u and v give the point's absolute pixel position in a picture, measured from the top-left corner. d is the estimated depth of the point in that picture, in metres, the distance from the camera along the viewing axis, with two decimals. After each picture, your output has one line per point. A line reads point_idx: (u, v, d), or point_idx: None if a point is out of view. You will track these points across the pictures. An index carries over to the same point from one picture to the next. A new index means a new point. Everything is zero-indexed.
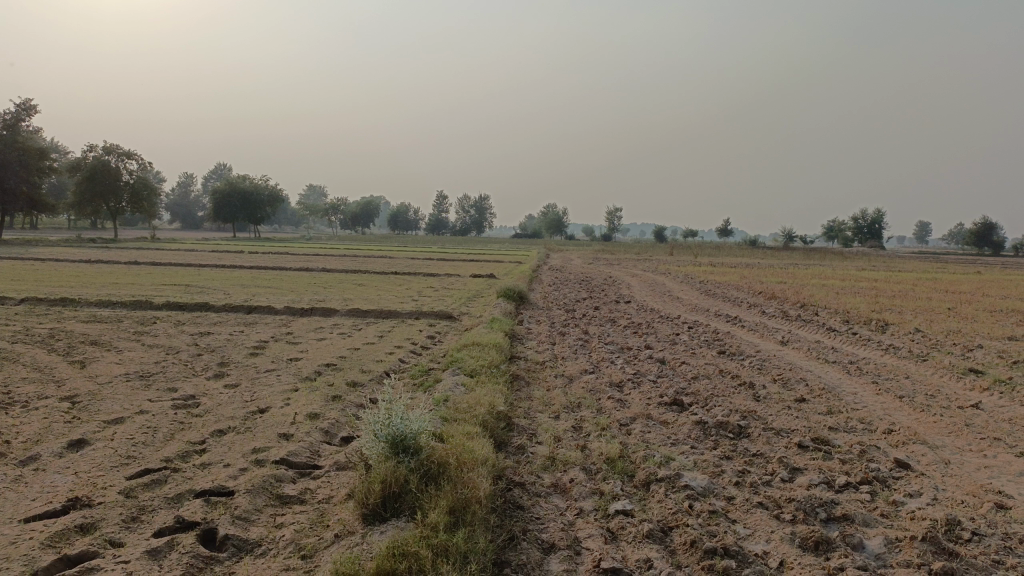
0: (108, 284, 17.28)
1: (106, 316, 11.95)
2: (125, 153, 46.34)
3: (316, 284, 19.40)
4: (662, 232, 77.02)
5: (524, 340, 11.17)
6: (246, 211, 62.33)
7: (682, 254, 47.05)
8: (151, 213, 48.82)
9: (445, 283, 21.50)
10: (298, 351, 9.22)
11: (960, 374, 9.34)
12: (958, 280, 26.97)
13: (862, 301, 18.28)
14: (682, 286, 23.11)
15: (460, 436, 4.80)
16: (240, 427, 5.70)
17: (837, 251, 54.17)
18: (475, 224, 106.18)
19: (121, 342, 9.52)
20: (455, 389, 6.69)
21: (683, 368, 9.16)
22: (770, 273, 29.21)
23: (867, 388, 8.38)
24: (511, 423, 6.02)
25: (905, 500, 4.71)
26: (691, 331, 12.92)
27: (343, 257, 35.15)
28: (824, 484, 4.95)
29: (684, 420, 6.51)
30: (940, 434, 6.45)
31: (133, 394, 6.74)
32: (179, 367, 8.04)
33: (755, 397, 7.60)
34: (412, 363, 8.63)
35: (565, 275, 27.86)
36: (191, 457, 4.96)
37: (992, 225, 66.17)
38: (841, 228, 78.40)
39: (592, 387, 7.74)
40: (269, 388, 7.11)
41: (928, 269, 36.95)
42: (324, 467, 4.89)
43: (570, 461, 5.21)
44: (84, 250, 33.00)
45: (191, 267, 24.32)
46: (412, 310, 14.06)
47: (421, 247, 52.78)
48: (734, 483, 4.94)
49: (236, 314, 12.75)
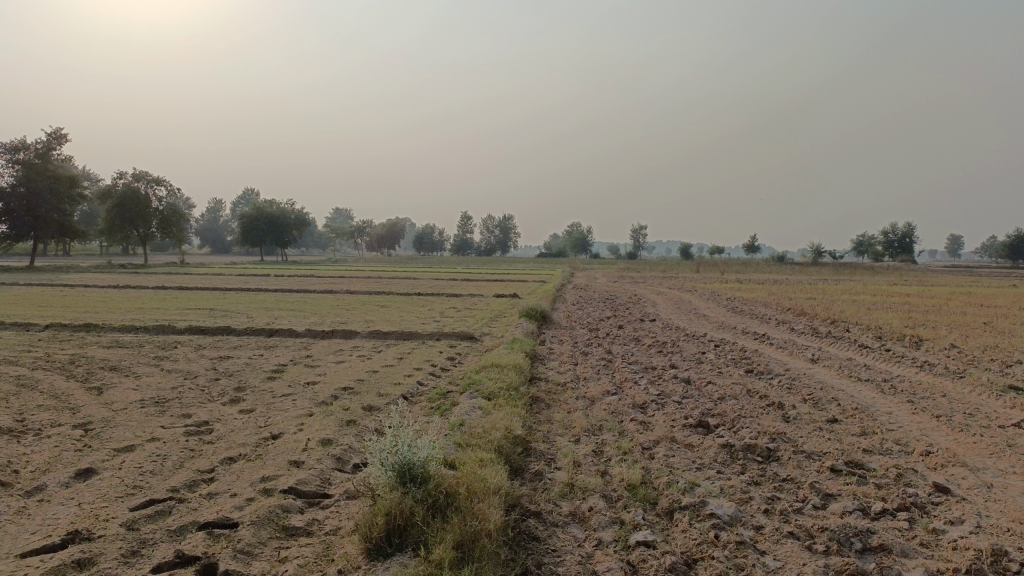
0: (133, 309, 17.36)
1: (128, 341, 11.96)
2: (153, 180, 46.94)
3: (339, 306, 19.38)
4: (688, 248, 76.37)
5: (546, 360, 10.97)
6: (273, 235, 62.86)
7: (709, 272, 46.53)
8: (179, 238, 49.41)
9: (468, 303, 21.41)
10: (316, 375, 9.10)
11: (1000, 391, 8.96)
12: (995, 294, 26.26)
13: (895, 316, 17.81)
14: (709, 304, 22.74)
15: (472, 463, 4.61)
16: (251, 454, 5.57)
17: (870, 266, 53.24)
18: (501, 244, 106.56)
19: (140, 367, 9.48)
20: (472, 412, 6.51)
21: (709, 388, 8.89)
22: (798, 289, 28.68)
23: (902, 408, 8.04)
24: (529, 448, 5.82)
25: (946, 528, 4.42)
26: (717, 350, 12.63)
27: (368, 278, 35.23)
28: (859, 511, 4.67)
29: (710, 443, 6.26)
30: (982, 455, 6.13)
31: (146, 421, 6.65)
32: (196, 392, 7.94)
33: (784, 418, 7.32)
34: (430, 386, 8.47)
35: (590, 293, 27.62)
36: (198, 486, 4.83)
37: None
38: (871, 242, 77.17)
39: (614, 409, 7.50)
40: (283, 412, 6.98)
41: (964, 282, 36.12)
42: (333, 496, 4.72)
43: (589, 488, 4.99)
44: (113, 275, 33.40)
45: (217, 291, 24.46)
46: (434, 331, 13.91)
47: (446, 268, 52.93)
48: (762, 511, 4.68)
49: (256, 338, 12.69)
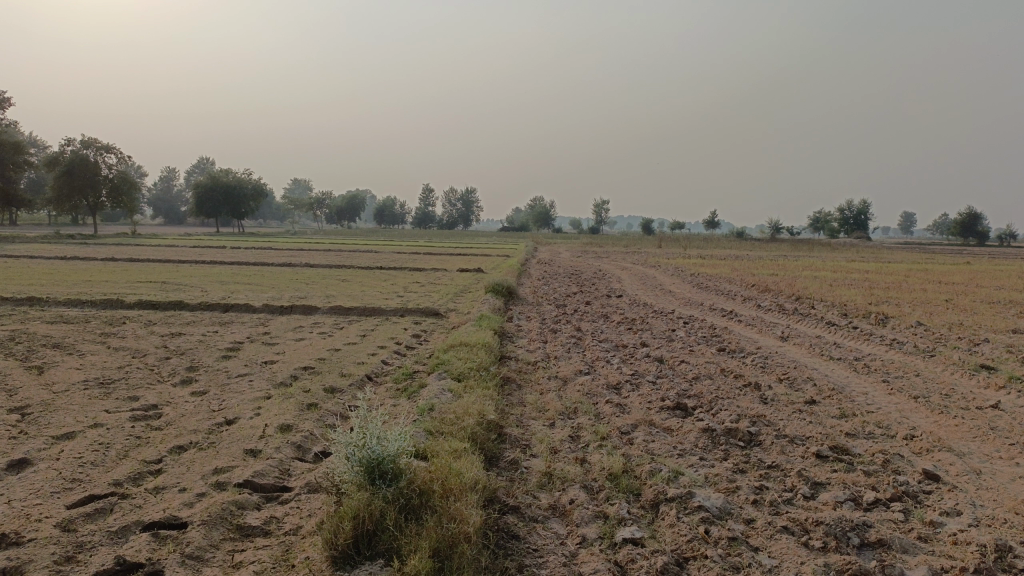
0: (79, 282, 16.54)
1: (73, 316, 11.32)
2: (103, 147, 45.27)
3: (298, 280, 18.76)
4: (650, 223, 76.47)
5: (514, 338, 10.67)
6: (229, 206, 61.31)
7: (671, 247, 46.43)
8: (131, 208, 47.80)
9: (431, 277, 21.01)
10: (274, 353, 8.65)
11: (972, 370, 8.90)
12: (952, 271, 26.59)
13: (858, 293, 17.87)
14: (673, 279, 22.64)
15: (445, 454, 4.29)
16: (203, 442, 5.15)
17: (827, 243, 53.61)
18: (463, 217, 105.79)
19: (85, 345, 8.90)
20: (441, 395, 6.16)
21: (683, 368, 8.67)
22: (761, 265, 28.75)
23: (877, 388, 7.92)
24: (502, 433, 5.50)
25: (943, 520, 4.23)
26: (687, 327, 12.44)
27: (326, 251, 34.47)
28: (851, 501, 4.47)
29: (689, 426, 6.02)
30: (964, 438, 6.00)
31: (89, 405, 6.15)
32: (144, 373, 7.45)
33: (761, 400, 7.12)
34: (396, 366, 8.10)
35: (554, 268, 27.42)
36: (145, 480, 4.42)
37: (977, 215, 66.16)
38: (828, 219, 78.22)
39: (588, 390, 7.22)
40: (239, 395, 6.55)
41: (915, 259, 36.95)
42: (293, 489, 4.35)
43: (568, 478, 4.70)
44: (62, 246, 32.19)
45: (170, 263, 23.61)
46: (397, 307, 13.50)
47: (407, 241, 52.15)
48: (751, 502, 4.43)
49: (211, 314, 12.13)
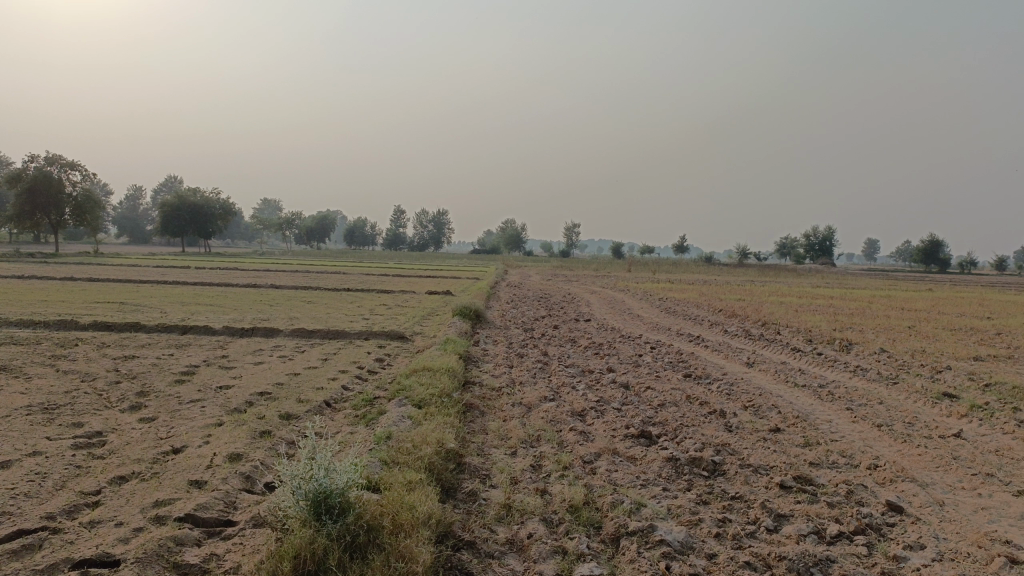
0: (34, 302, 16.06)
1: (23, 337, 10.93)
2: (67, 164, 44.46)
3: (262, 302, 18.42)
4: (619, 247, 76.90)
5: (480, 362, 10.51)
6: (196, 225, 60.48)
7: (641, 272, 46.66)
8: (94, 226, 46.85)
9: (399, 300, 20.78)
10: (231, 377, 8.40)
11: (935, 398, 8.93)
12: (915, 298, 26.97)
13: (824, 319, 18.01)
14: (642, 304, 22.67)
15: (399, 486, 4.12)
16: (147, 472, 4.92)
17: (795, 269, 54.23)
18: (434, 239, 105.62)
19: (32, 368, 8.55)
20: (400, 423, 5.99)
21: (649, 394, 8.57)
22: (728, 290, 28.95)
23: (842, 415, 7.89)
24: (462, 463, 5.34)
25: (907, 554, 4.16)
26: (654, 352, 12.37)
27: (293, 272, 34.04)
28: (814, 535, 4.39)
29: (653, 455, 5.91)
30: (928, 468, 5.97)
31: (29, 431, 5.86)
32: (92, 397, 7.16)
33: (726, 428, 7.04)
34: (356, 391, 7.89)
35: (523, 291, 27.35)
36: (81, 512, 4.18)
37: (939, 243, 67.55)
38: (795, 245, 79.38)
39: (552, 417, 7.09)
40: (189, 421, 6.30)
41: (878, 286, 37.54)
42: (237, 524, 4.14)
43: (528, 510, 4.55)
44: (21, 264, 31.40)
45: (132, 284, 23.09)
46: (362, 330, 13.28)
47: (376, 263, 51.85)
48: (714, 536, 4.32)
49: (169, 336, 11.80)
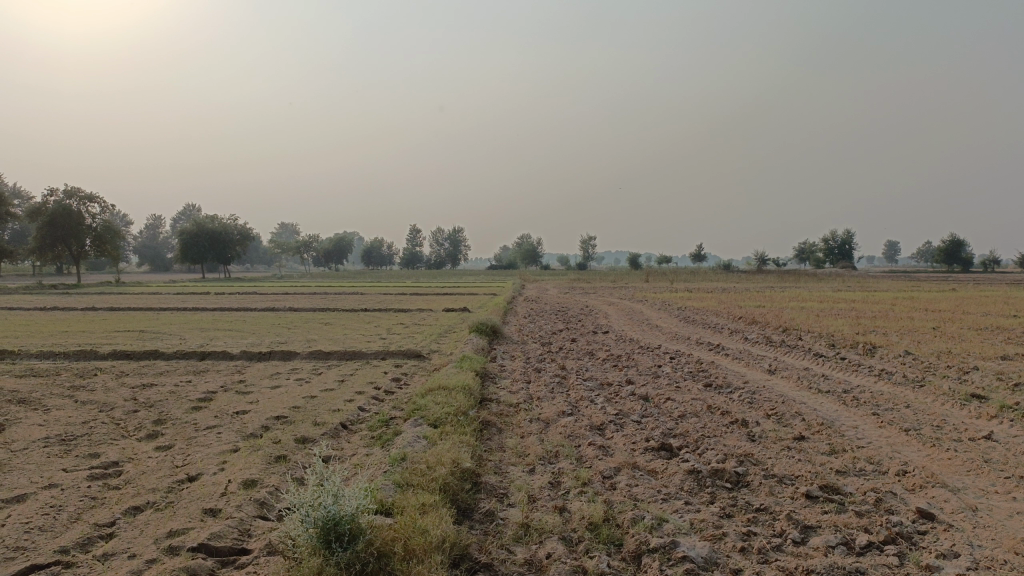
0: (55, 333, 16.18)
1: (44, 369, 10.99)
2: (87, 196, 45.04)
3: (280, 325, 18.47)
4: (637, 258, 76.68)
5: (497, 378, 10.43)
6: (215, 251, 61.01)
7: (658, 282, 46.41)
8: (115, 256, 47.39)
9: (416, 319, 20.77)
10: (247, 402, 8.37)
11: (963, 400, 8.73)
12: (938, 298, 26.58)
13: (845, 323, 17.76)
14: (660, 314, 22.51)
15: (413, 509, 4.05)
16: (162, 501, 4.88)
17: (815, 274, 53.75)
18: (451, 257, 105.91)
19: (51, 399, 8.58)
20: (416, 444, 5.91)
21: (669, 406, 8.44)
22: (748, 297, 28.68)
23: (867, 421, 7.72)
24: (478, 482, 5.25)
25: (940, 563, 4.01)
26: (673, 363, 12.24)
27: (311, 295, 34.18)
28: (843, 546, 4.26)
29: (674, 468, 5.79)
30: (959, 473, 5.80)
31: (46, 463, 5.84)
32: (109, 427, 7.15)
33: (749, 438, 6.90)
34: (372, 412, 7.83)
35: (540, 305, 27.27)
36: (94, 545, 4.14)
37: (961, 242, 66.70)
38: (813, 249, 78.75)
39: (570, 433, 6.98)
40: (205, 448, 6.27)
41: (900, 287, 37.07)
42: (251, 552, 4.09)
43: (546, 529, 4.45)
44: (44, 296, 31.79)
45: (152, 312, 23.24)
46: (379, 350, 13.25)
47: (393, 282, 52.04)
48: (738, 550, 4.20)
49: (187, 362, 11.83)
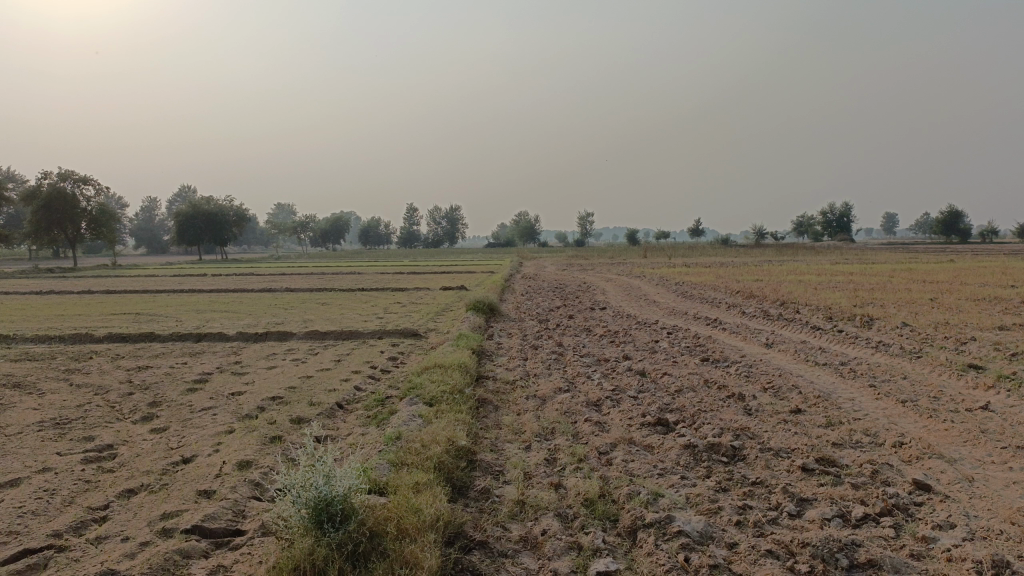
0: (52, 317, 16.13)
1: (40, 352, 10.96)
2: (81, 179, 44.78)
3: (277, 306, 18.43)
4: (634, 233, 76.53)
5: (494, 356, 10.40)
6: (212, 233, 60.82)
7: (657, 257, 46.43)
8: (111, 239, 47.21)
9: (414, 297, 20.74)
10: (243, 383, 8.35)
11: (960, 371, 8.72)
12: (936, 270, 26.52)
13: (843, 296, 17.74)
14: (658, 289, 22.48)
15: (407, 488, 4.03)
16: (156, 484, 4.86)
17: (812, 246, 53.72)
18: (448, 235, 105.68)
19: (46, 383, 8.56)
20: (410, 422, 5.89)
21: (666, 380, 8.43)
22: (745, 271, 28.62)
23: (864, 393, 7.71)
24: (474, 460, 5.24)
25: (936, 534, 4.00)
26: (671, 338, 12.22)
27: (309, 275, 34.11)
28: (839, 518, 4.24)
29: (671, 443, 5.78)
30: (956, 444, 5.79)
31: (40, 447, 5.82)
32: (104, 411, 7.12)
33: (745, 411, 6.88)
34: (368, 392, 7.81)
35: (538, 282, 27.23)
36: (87, 529, 4.12)
37: (959, 213, 66.59)
38: (811, 223, 78.62)
39: (567, 409, 6.96)
40: (201, 430, 6.25)
41: (899, 259, 37.04)
42: (245, 533, 4.07)
43: (542, 506, 4.44)
44: (41, 280, 31.73)
45: (149, 294, 23.17)
46: (376, 329, 13.22)
47: (390, 261, 51.97)
48: (734, 524, 4.18)
49: (183, 344, 11.81)
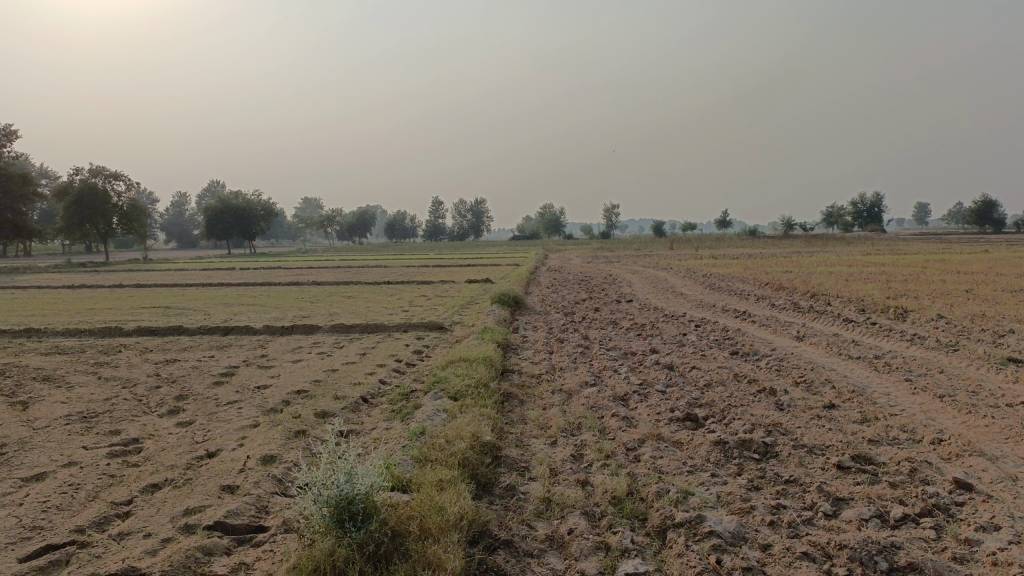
0: (82, 311, 16.29)
1: (70, 346, 11.06)
2: (112, 174, 45.33)
3: (303, 299, 18.48)
4: (661, 226, 75.87)
5: (519, 350, 10.30)
6: (239, 227, 61.35)
7: (684, 249, 46.01)
8: (141, 234, 47.76)
9: (439, 290, 20.71)
10: (268, 377, 8.33)
11: (999, 364, 8.45)
12: (971, 260, 25.91)
13: (875, 287, 17.37)
14: (685, 281, 22.20)
15: (430, 486, 3.95)
16: (180, 479, 4.83)
17: (841, 237, 52.85)
18: (474, 227, 105.71)
19: (75, 377, 8.61)
20: (435, 417, 5.82)
21: (694, 375, 8.27)
22: (774, 263, 28.20)
23: (900, 387, 7.50)
24: (499, 456, 5.15)
25: (980, 537, 3.84)
26: (699, 331, 12.03)
27: (335, 268, 34.26)
28: (877, 518, 4.10)
29: (701, 439, 5.64)
30: (997, 440, 5.59)
31: (67, 440, 5.83)
32: (131, 404, 7.14)
33: (777, 407, 6.72)
34: (393, 386, 7.76)
35: (564, 275, 27.08)
36: (111, 524, 4.10)
37: (994, 202, 65.17)
38: (841, 213, 77.41)
39: (594, 404, 6.85)
40: (225, 424, 6.23)
41: (932, 249, 36.37)
42: (268, 530, 4.02)
43: (568, 504, 4.34)
44: (73, 274, 32.18)
45: (177, 288, 23.35)
46: (401, 322, 13.18)
47: (416, 254, 52.04)
48: (767, 524, 4.05)
49: (209, 338, 11.85)
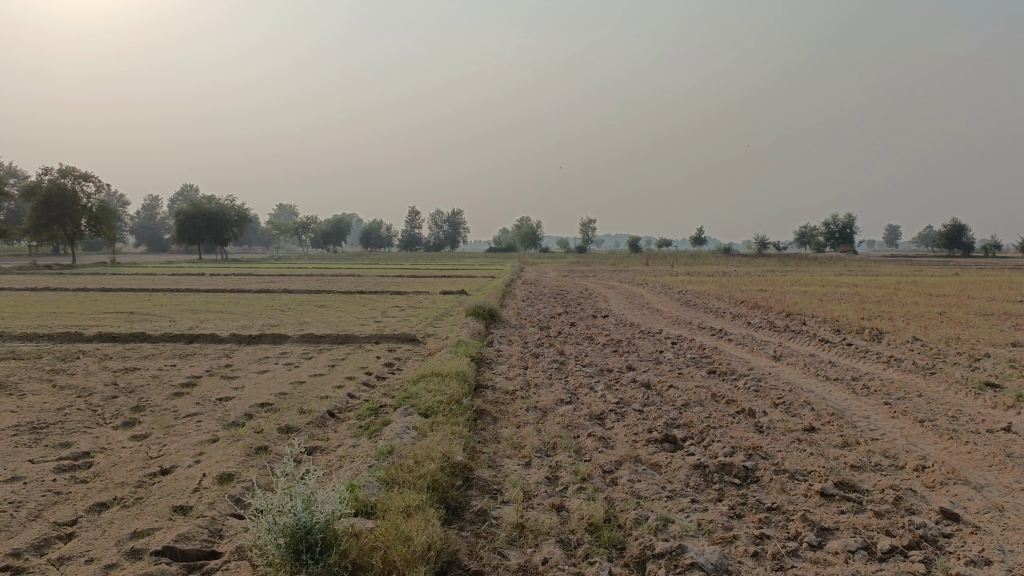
0: (42, 315, 15.77)
1: (26, 351, 10.62)
2: (82, 176, 44.48)
3: (273, 307, 18.11)
4: (636, 241, 76.21)
5: (493, 364, 10.07)
6: (212, 232, 60.51)
7: (659, 265, 46.17)
8: (111, 237, 46.87)
9: (413, 301, 20.42)
10: (232, 388, 8.02)
11: (977, 389, 8.38)
12: (942, 283, 26.20)
13: (850, 308, 17.39)
14: (661, 297, 22.14)
15: (397, 512, 3.71)
16: (131, 497, 4.54)
17: (814, 257, 53.39)
18: (450, 238, 105.39)
19: (28, 384, 8.23)
20: (404, 435, 5.58)
21: (671, 394, 8.10)
22: (749, 281, 28.29)
23: (879, 411, 7.38)
24: (470, 477, 4.92)
25: (971, 572, 3.68)
26: (675, 348, 11.88)
27: (308, 276, 33.79)
28: (864, 550, 3.93)
29: (679, 462, 5.45)
30: (981, 468, 5.46)
31: (12, 453, 5.50)
32: (84, 415, 6.80)
33: (757, 429, 6.56)
34: (362, 400, 7.49)
35: (539, 288, 26.93)
36: (51, 547, 3.80)
37: (962, 226, 66.33)
38: (814, 233, 78.33)
39: (569, 422, 6.64)
40: (183, 438, 5.92)
41: (903, 271, 36.84)
42: (221, 556, 3.75)
43: (542, 531, 4.11)
44: (38, 277, 31.40)
45: (145, 293, 22.80)
46: (372, 333, 12.88)
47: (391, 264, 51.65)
48: (751, 556, 3.86)
49: (174, 346, 11.47)
